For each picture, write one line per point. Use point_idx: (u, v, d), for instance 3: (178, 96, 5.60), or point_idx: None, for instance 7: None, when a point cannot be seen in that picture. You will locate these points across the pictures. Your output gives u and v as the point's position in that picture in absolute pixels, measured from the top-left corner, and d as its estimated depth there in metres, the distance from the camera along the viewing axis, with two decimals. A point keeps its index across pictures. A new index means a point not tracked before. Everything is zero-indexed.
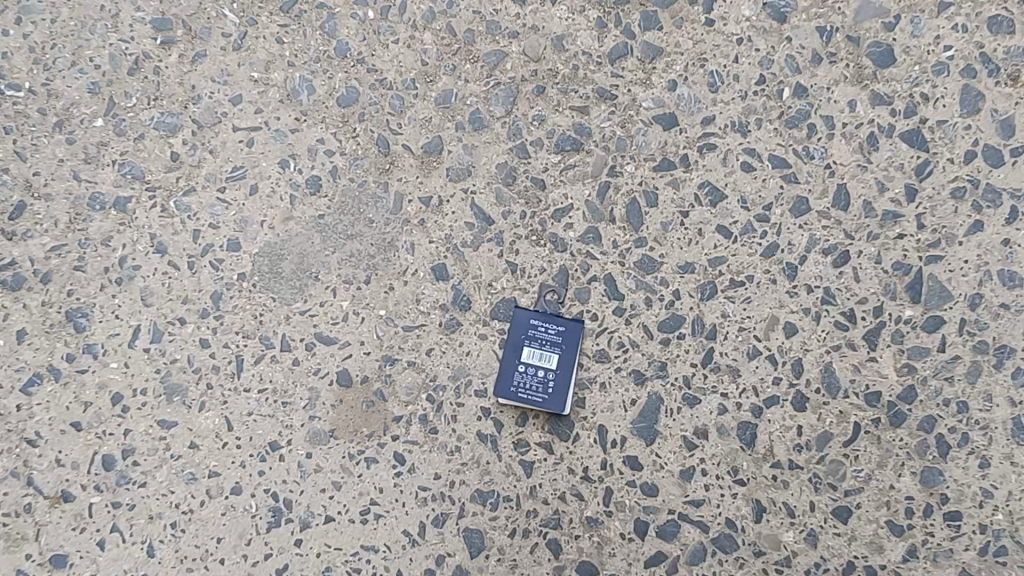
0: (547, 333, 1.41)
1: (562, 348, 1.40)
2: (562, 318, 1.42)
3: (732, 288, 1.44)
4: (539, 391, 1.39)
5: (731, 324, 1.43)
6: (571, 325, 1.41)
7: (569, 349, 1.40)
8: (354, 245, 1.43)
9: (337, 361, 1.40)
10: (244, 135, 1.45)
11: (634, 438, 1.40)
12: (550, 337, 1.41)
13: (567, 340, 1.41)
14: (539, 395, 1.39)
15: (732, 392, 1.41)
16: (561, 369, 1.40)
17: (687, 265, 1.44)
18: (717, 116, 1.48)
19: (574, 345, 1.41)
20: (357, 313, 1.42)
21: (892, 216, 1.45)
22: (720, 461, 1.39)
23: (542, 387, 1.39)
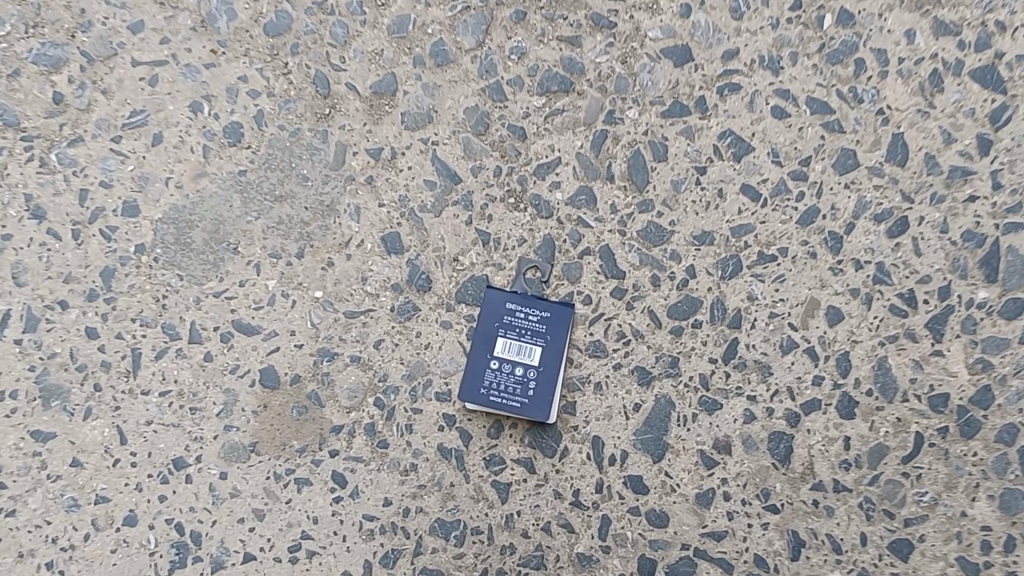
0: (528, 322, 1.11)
1: (546, 338, 1.11)
2: (546, 301, 1.12)
3: (760, 264, 1.14)
4: (516, 394, 1.09)
5: (759, 309, 1.13)
6: (557, 310, 1.12)
7: (554, 340, 1.11)
8: (284, 209, 1.13)
9: (260, 356, 1.11)
10: (146, 71, 1.15)
11: (638, 453, 1.10)
12: (530, 325, 1.11)
13: (553, 329, 1.11)
14: (516, 399, 1.09)
15: (761, 395, 1.12)
16: (545, 365, 1.10)
17: (704, 236, 1.15)
18: (742, 50, 1.18)
19: (561, 335, 1.11)
20: (287, 294, 1.12)
21: (962, 173, 1.15)
22: (746, 483, 1.11)
23: (520, 389, 1.09)
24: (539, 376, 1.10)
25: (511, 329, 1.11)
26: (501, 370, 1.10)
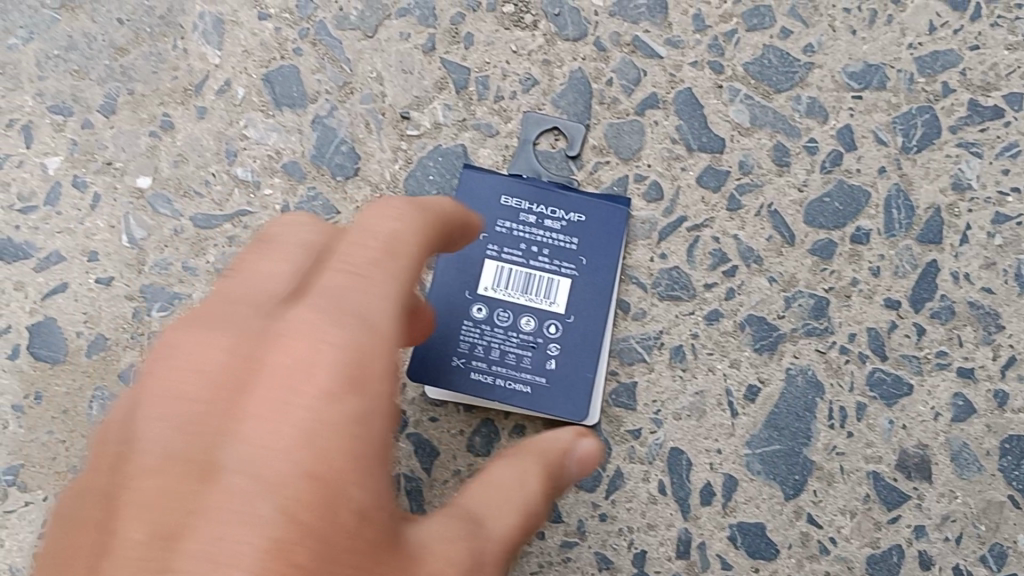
0: (540, 230, 0.59)
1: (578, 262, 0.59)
2: (577, 193, 0.60)
3: (974, 124, 0.61)
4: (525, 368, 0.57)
5: (977, 208, 0.61)
6: (597, 207, 0.60)
7: (593, 265, 0.59)
8: (77, 23, 0.61)
9: (27, 303, 0.58)
10: None
11: (756, 482, 0.58)
12: (549, 237, 0.59)
13: (590, 245, 0.59)
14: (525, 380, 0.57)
15: (986, 370, 0.59)
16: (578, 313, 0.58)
17: (868, 72, 0.62)
18: None
19: (606, 258, 0.59)
20: (82, 183, 0.59)
21: None
22: (960, 534, 0.58)
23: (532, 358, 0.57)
24: (566, 334, 0.58)
25: (512, 242, 0.59)
26: (495, 321, 0.57)
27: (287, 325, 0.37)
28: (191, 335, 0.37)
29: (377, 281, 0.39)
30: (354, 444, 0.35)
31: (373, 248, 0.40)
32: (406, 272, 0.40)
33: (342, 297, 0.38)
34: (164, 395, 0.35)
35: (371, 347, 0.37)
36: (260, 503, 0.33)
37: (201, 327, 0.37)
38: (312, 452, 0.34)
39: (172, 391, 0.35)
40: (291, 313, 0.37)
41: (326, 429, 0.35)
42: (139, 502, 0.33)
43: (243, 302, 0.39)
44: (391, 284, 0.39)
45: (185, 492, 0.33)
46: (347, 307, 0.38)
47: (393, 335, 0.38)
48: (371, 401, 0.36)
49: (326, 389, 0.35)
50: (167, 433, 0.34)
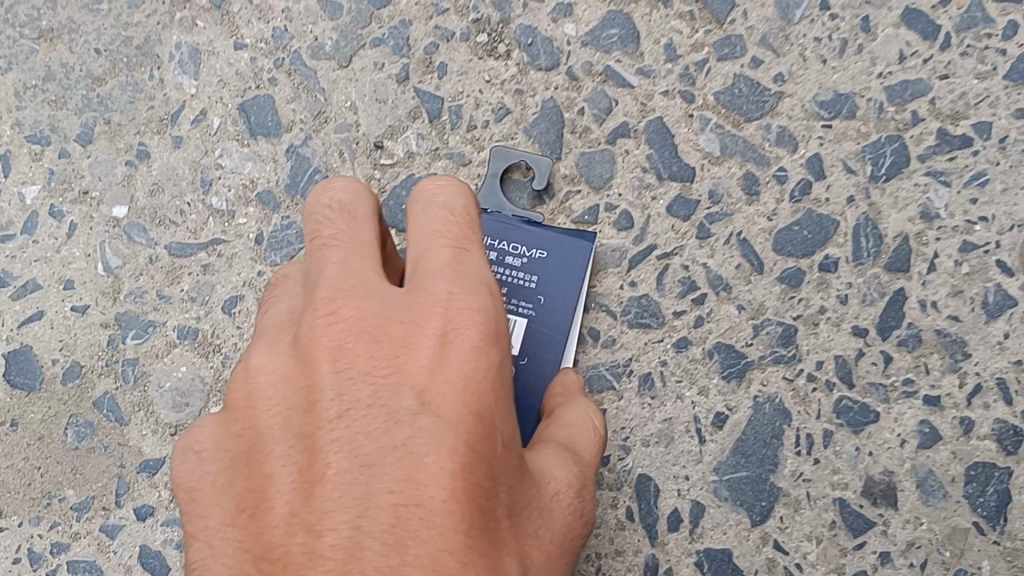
0: (501, 268, 0.58)
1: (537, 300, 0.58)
2: (541, 228, 0.59)
3: (943, 152, 0.62)
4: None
5: (944, 236, 0.61)
6: (563, 243, 0.59)
7: (550, 304, 0.58)
8: (55, 54, 0.62)
9: (5, 331, 0.59)
10: None
11: (723, 509, 0.59)
12: (509, 274, 0.58)
13: (550, 283, 0.58)
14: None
15: (952, 398, 0.60)
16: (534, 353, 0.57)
17: (837, 101, 0.62)
18: None
19: (567, 295, 0.58)
20: (57, 211, 0.60)
21: None
22: (926, 560, 0.59)
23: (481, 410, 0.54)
24: (519, 376, 0.56)
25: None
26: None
27: (432, 291, 0.44)
28: (353, 305, 0.44)
29: (476, 253, 0.45)
30: (496, 386, 0.43)
31: (460, 225, 0.46)
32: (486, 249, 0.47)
33: (464, 269, 0.44)
34: (341, 353, 0.43)
35: (495, 312, 0.44)
36: (443, 432, 0.41)
37: (360, 299, 0.44)
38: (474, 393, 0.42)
39: (344, 351, 0.43)
40: (437, 285, 0.43)
41: (480, 376, 0.42)
42: (349, 433, 0.41)
43: (370, 275, 0.45)
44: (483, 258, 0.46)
45: (390, 429, 0.41)
46: (473, 277, 0.44)
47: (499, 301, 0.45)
48: (502, 353, 0.44)
49: (476, 344, 0.43)
50: (358, 384, 0.42)
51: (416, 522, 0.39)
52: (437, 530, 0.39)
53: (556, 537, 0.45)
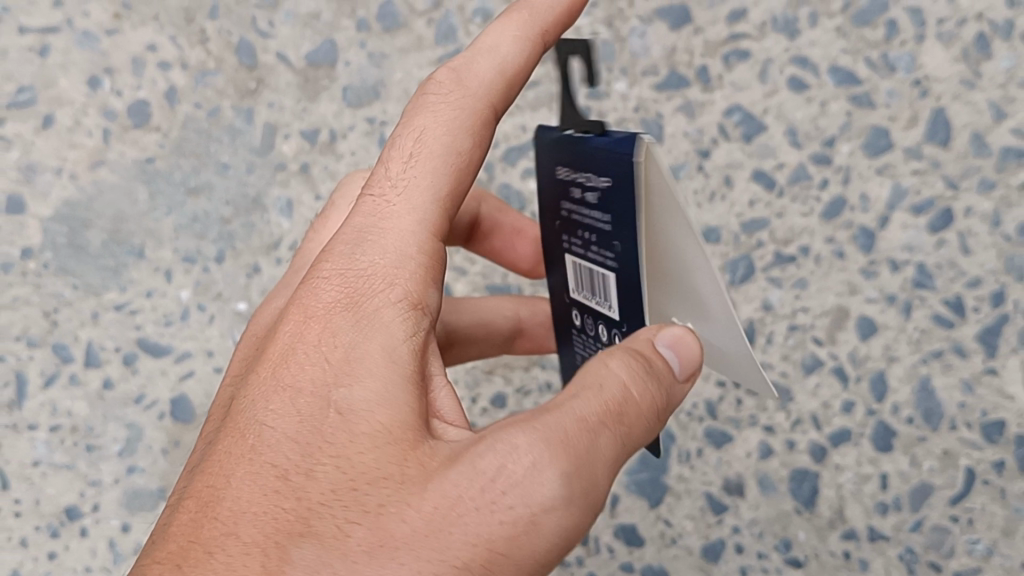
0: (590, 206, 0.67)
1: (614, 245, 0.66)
2: (600, 156, 0.64)
3: (778, 266, 0.97)
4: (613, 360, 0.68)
5: (777, 321, 0.97)
6: (616, 164, 0.62)
7: (621, 250, 0.65)
8: (199, 203, 0.99)
9: (171, 382, 0.98)
10: (34, 39, 0.98)
11: (631, 497, 0.98)
12: (592, 217, 0.68)
13: (618, 223, 0.65)
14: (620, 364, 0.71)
15: (781, 425, 0.95)
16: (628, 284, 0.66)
17: (709, 231, 0.99)
18: (751, 9, 0.98)
19: (625, 232, 0.64)
20: (203, 306, 0.98)
21: (1018, 154, 0.94)
22: (763, 532, 0.95)
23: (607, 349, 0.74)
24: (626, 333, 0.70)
25: (575, 227, 0.71)
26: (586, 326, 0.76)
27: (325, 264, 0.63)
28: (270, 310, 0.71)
29: (380, 216, 0.63)
30: (336, 351, 0.59)
31: (396, 159, 0.64)
32: (445, 165, 0.63)
33: (363, 232, 0.63)
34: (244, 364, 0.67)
35: (357, 287, 0.61)
36: (271, 398, 0.59)
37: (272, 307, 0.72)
38: (310, 360, 0.59)
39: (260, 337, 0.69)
40: (327, 252, 0.63)
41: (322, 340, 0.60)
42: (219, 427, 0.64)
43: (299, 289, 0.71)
44: (417, 183, 0.63)
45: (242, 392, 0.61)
46: (359, 250, 0.62)
47: (406, 259, 0.61)
48: (363, 320, 0.60)
49: (324, 311, 0.61)
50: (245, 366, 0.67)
51: (218, 477, 0.57)
52: (213, 518, 0.55)
53: (440, 506, 0.52)
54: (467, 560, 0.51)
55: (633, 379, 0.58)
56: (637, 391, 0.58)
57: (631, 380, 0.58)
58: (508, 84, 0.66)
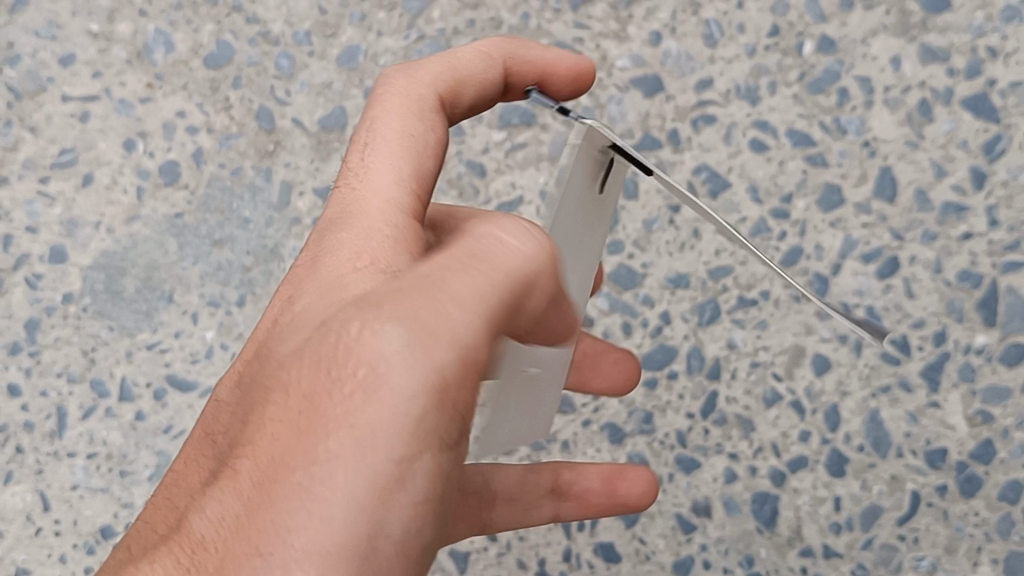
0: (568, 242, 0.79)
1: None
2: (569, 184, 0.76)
3: (741, 308, 1.07)
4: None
5: (740, 359, 1.06)
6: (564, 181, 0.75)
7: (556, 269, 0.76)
8: (223, 253, 1.10)
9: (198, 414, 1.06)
10: (76, 107, 1.13)
11: (610, 518, 1.07)
12: None
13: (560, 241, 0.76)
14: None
15: (744, 452, 1.05)
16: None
17: (679, 278, 1.08)
18: (717, 79, 1.11)
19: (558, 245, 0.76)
20: (226, 345, 1.07)
21: (955, 209, 1.06)
22: (728, 549, 1.05)
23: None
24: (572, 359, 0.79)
25: None
26: None
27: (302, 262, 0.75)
28: None
29: (347, 199, 0.75)
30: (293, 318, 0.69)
31: (357, 156, 0.77)
32: (396, 146, 0.76)
33: (327, 224, 0.75)
34: None
35: (316, 265, 0.72)
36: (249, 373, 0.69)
37: None
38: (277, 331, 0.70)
39: None
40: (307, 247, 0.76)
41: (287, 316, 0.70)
42: None
43: None
44: (379, 164, 0.75)
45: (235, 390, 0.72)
46: (322, 237, 0.74)
47: (358, 229, 0.71)
48: (314, 288, 0.70)
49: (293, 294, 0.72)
50: None
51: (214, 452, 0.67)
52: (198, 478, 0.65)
53: (312, 394, 0.57)
54: (331, 416, 0.55)
55: (518, 237, 0.62)
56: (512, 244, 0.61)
57: (500, 232, 0.62)
58: (457, 80, 0.83)
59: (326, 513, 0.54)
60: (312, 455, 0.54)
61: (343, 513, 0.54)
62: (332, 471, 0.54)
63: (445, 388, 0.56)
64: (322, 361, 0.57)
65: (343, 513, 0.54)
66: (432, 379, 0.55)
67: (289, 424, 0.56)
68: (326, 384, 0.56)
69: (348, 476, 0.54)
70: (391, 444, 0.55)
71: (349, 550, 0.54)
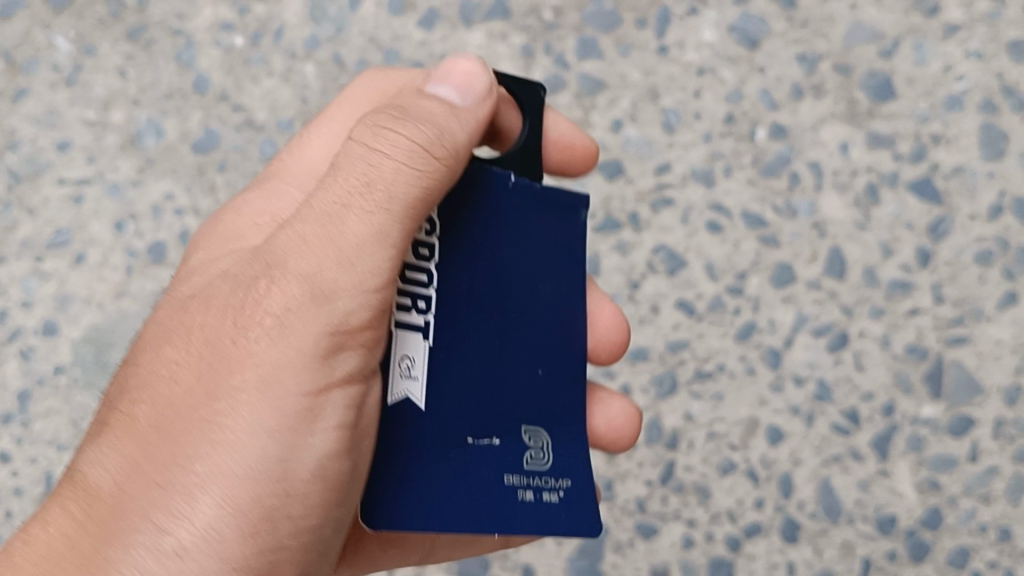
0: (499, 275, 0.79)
1: (539, 290, 0.77)
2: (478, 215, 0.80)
3: (699, 380, 1.12)
4: (481, 430, 0.71)
5: (696, 430, 1.11)
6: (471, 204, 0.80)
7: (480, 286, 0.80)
8: None
9: None
10: (72, 190, 1.20)
11: None
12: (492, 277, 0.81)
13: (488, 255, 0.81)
14: (524, 443, 0.73)
15: (700, 518, 1.10)
16: (489, 317, 0.73)
17: (639, 351, 1.14)
18: (674, 163, 1.17)
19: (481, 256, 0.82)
20: None
21: (902, 286, 1.12)
22: None
23: (583, 469, 0.77)
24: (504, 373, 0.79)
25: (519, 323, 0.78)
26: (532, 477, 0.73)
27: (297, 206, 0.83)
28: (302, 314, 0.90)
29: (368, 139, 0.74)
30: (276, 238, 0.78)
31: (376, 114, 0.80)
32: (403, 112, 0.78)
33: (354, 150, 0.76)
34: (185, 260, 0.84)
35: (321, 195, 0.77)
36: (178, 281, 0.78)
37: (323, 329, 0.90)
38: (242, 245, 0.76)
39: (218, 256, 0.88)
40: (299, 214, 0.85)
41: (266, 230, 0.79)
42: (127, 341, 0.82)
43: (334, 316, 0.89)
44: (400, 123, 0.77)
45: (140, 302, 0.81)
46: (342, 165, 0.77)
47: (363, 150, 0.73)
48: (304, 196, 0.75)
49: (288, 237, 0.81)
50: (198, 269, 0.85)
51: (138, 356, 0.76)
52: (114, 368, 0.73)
53: (239, 335, 0.68)
54: (245, 342, 0.67)
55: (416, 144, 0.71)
56: (395, 159, 0.68)
57: (369, 142, 0.69)
58: None
59: (245, 448, 0.65)
60: (225, 388, 0.66)
61: (255, 436, 0.65)
62: (245, 393, 0.66)
63: (346, 328, 0.67)
64: (230, 309, 0.68)
65: (251, 446, 0.65)
66: (334, 322, 0.66)
67: (190, 353, 0.68)
68: (232, 312, 0.69)
69: (266, 396, 0.66)
70: (295, 385, 0.66)
71: (262, 476, 0.66)
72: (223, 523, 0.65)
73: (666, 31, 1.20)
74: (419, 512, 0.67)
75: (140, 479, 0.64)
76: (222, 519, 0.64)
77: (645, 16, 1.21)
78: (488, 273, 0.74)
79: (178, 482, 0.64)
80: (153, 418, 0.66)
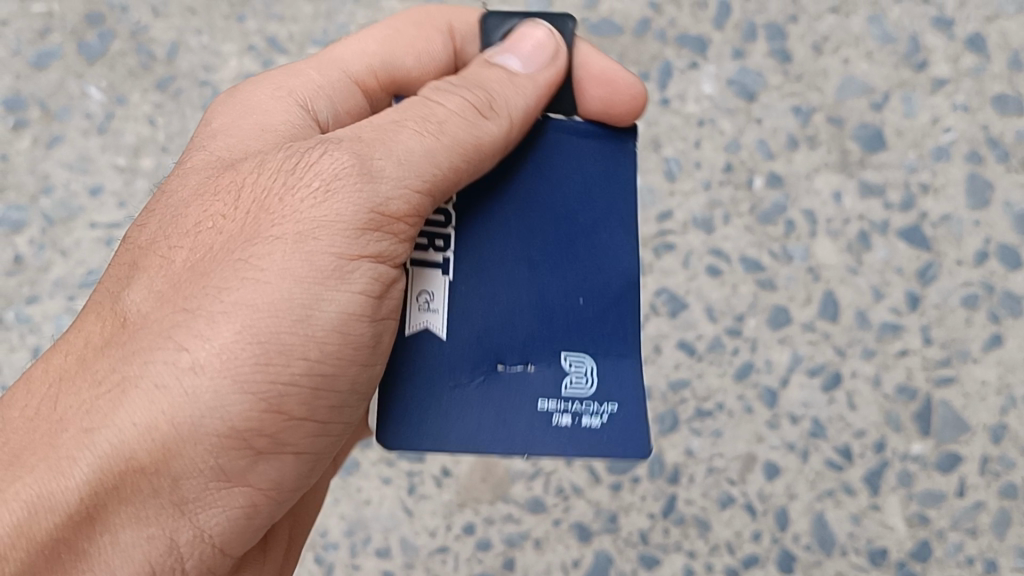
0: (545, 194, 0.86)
1: (578, 217, 0.82)
2: None
3: (698, 417, 1.17)
4: (512, 358, 0.80)
5: (696, 465, 1.17)
6: None
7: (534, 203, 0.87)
8: None
9: None
10: (103, 233, 1.26)
11: None
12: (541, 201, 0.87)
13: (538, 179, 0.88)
14: (563, 370, 0.80)
15: (700, 549, 1.15)
16: (517, 250, 0.81)
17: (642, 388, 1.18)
18: (675, 210, 1.23)
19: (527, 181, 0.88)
20: None
21: (892, 329, 1.18)
22: None
23: (637, 387, 0.81)
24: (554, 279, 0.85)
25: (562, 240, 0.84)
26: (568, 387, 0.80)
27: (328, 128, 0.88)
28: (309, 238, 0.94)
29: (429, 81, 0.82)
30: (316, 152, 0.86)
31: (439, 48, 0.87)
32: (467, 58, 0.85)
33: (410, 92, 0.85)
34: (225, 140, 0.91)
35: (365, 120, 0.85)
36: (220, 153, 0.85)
37: None
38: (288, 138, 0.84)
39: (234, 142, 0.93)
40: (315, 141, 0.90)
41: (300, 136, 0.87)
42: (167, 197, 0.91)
43: None
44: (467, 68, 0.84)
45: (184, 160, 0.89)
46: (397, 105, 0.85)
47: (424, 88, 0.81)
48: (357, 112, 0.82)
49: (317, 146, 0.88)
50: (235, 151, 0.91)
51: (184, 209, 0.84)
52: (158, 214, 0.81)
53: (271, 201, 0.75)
54: (276, 208, 0.74)
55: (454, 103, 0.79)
56: (449, 108, 0.78)
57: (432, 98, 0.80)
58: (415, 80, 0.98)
59: (263, 298, 0.72)
60: (259, 240, 0.73)
61: (276, 286, 0.72)
62: (269, 250, 0.73)
63: (384, 211, 0.73)
64: (281, 171, 0.76)
65: (274, 294, 0.72)
66: (375, 203, 0.73)
67: (232, 212, 0.76)
68: (270, 180, 0.76)
69: (287, 255, 0.72)
70: (327, 245, 0.73)
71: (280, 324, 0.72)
72: (239, 347, 0.71)
73: (668, 84, 1.26)
74: (438, 420, 0.78)
75: (170, 320, 0.72)
76: (234, 355, 0.71)
77: (648, 69, 1.26)
78: (517, 211, 0.81)
79: (204, 319, 0.72)
80: (193, 266, 0.74)
